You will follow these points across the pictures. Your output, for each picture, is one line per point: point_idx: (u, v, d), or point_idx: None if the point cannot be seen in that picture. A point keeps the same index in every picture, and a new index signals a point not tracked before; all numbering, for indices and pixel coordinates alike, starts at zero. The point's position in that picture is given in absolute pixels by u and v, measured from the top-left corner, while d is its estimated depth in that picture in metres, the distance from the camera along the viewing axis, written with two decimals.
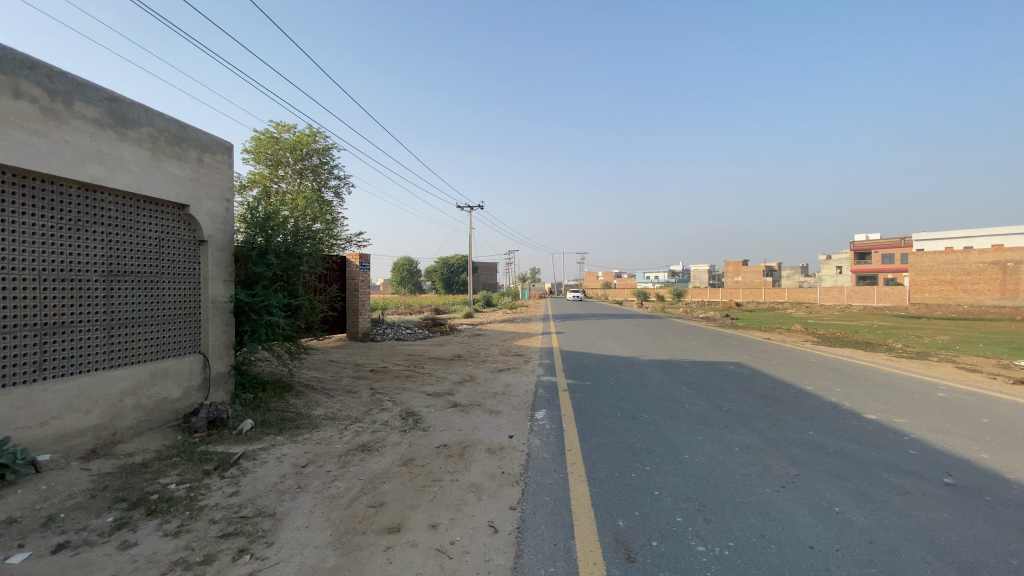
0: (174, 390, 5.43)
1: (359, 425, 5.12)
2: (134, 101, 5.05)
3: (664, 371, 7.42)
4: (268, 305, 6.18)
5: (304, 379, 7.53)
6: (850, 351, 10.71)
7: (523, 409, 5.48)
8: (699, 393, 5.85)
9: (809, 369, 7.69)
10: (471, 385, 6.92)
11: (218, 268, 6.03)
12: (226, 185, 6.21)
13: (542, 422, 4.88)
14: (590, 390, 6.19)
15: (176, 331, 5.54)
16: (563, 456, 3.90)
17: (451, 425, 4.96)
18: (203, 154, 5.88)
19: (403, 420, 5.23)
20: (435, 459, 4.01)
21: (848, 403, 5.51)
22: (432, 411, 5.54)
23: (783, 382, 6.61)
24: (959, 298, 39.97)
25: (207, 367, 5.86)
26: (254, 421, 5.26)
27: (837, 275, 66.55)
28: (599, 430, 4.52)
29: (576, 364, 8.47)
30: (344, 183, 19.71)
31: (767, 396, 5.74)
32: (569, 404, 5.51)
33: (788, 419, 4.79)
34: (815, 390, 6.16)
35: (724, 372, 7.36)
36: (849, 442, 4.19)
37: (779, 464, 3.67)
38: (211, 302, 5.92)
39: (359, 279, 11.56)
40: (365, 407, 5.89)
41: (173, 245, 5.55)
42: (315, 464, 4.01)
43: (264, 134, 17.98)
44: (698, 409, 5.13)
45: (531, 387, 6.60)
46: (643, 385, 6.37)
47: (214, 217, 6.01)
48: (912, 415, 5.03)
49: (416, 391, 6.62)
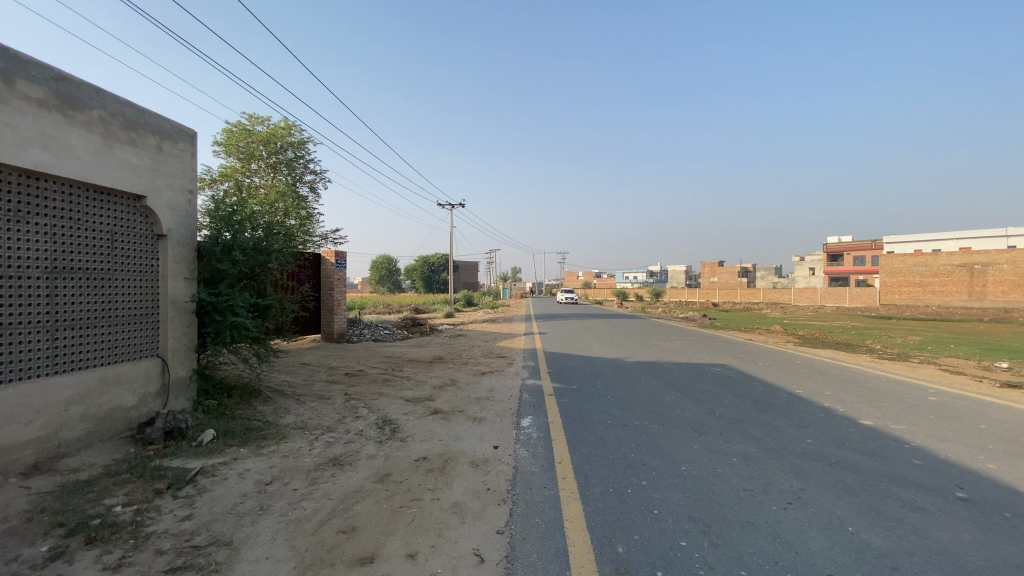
0: (128, 398, 4.97)
1: (331, 436, 4.75)
2: (84, 81, 4.58)
3: (651, 374, 7.21)
4: (232, 305, 5.75)
5: (274, 383, 7.10)
6: (833, 353, 10.69)
7: (508, 415, 5.19)
8: (689, 398, 5.64)
9: (797, 372, 7.57)
10: (452, 390, 6.60)
11: (179, 266, 5.58)
12: (189, 176, 5.75)
13: (529, 430, 4.60)
14: (577, 395, 5.93)
15: (131, 333, 5.08)
16: (553, 469, 3.61)
17: (431, 435, 4.63)
18: (162, 141, 5.41)
19: (379, 430, 4.88)
20: (413, 474, 3.69)
21: (842, 408, 5.36)
22: (411, 419, 5.21)
23: (773, 385, 6.46)
24: (927, 299, 41.12)
25: (167, 372, 5.41)
26: (216, 431, 4.85)
27: (811, 276, 67.98)
28: (589, 439, 4.25)
29: (561, 366, 8.22)
30: (320, 178, 19.12)
31: (760, 401, 5.56)
32: (556, 411, 5.24)
33: (785, 427, 4.60)
34: (806, 394, 6.02)
35: (712, 374, 7.20)
36: (851, 451, 4.00)
37: (782, 476, 3.45)
38: (170, 302, 5.47)
39: (335, 278, 11.16)
40: (339, 415, 5.52)
41: (128, 241, 5.09)
42: (280, 482, 3.64)
43: (236, 126, 17.30)
44: (691, 415, 4.91)
45: (515, 392, 6.31)
46: (632, 389, 6.14)
47: (175, 210, 5.55)
48: (909, 422, 4.90)
49: (394, 396, 6.27)
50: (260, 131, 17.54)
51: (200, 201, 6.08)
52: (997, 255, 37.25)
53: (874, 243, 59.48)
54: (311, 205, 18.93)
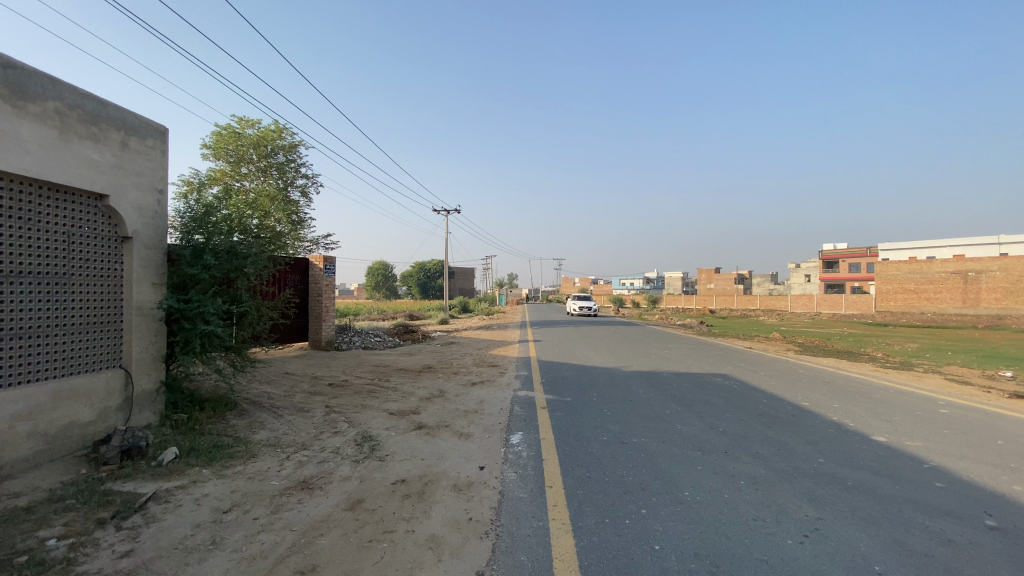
0: (85, 413, 4.60)
1: (304, 454, 4.39)
2: (36, 69, 4.23)
3: (649, 385, 6.87)
4: (203, 312, 5.38)
5: (252, 395, 6.72)
6: (835, 362, 10.39)
7: (496, 431, 4.83)
8: (690, 411, 5.31)
9: (801, 382, 7.25)
10: (439, 401, 6.24)
11: (146, 270, 5.21)
12: (159, 175, 5.41)
13: (518, 448, 4.25)
14: (571, 408, 5.58)
15: (89, 343, 4.70)
16: (542, 496, 3.26)
17: (413, 454, 4.28)
18: (128, 137, 5.07)
19: (357, 447, 4.52)
20: (388, 501, 3.33)
21: (851, 422, 5.05)
22: (393, 435, 4.84)
23: (777, 397, 6.15)
24: (923, 306, 41.04)
25: (130, 385, 5.04)
26: (180, 450, 4.48)
27: (807, 283, 67.95)
28: (583, 459, 3.91)
29: (556, 376, 7.88)
30: (311, 183, 18.79)
31: (766, 414, 5.22)
32: (548, 426, 4.89)
33: (795, 444, 4.26)
34: (813, 407, 5.69)
35: (713, 385, 6.86)
36: (867, 473, 3.66)
37: (796, 503, 3.12)
38: (135, 309, 5.10)
39: (325, 283, 10.82)
40: (316, 430, 5.15)
41: (87, 243, 4.72)
42: (239, 510, 3.28)
43: (225, 128, 16.97)
44: (692, 431, 4.57)
45: (506, 404, 5.96)
46: (630, 402, 5.79)
47: (143, 210, 5.20)
48: (924, 438, 4.58)
49: (377, 409, 5.91)
50: (250, 134, 17.21)
51: (172, 202, 5.74)
52: (990, 262, 37.20)
53: (870, 250, 59.41)
54: (302, 209, 18.56)
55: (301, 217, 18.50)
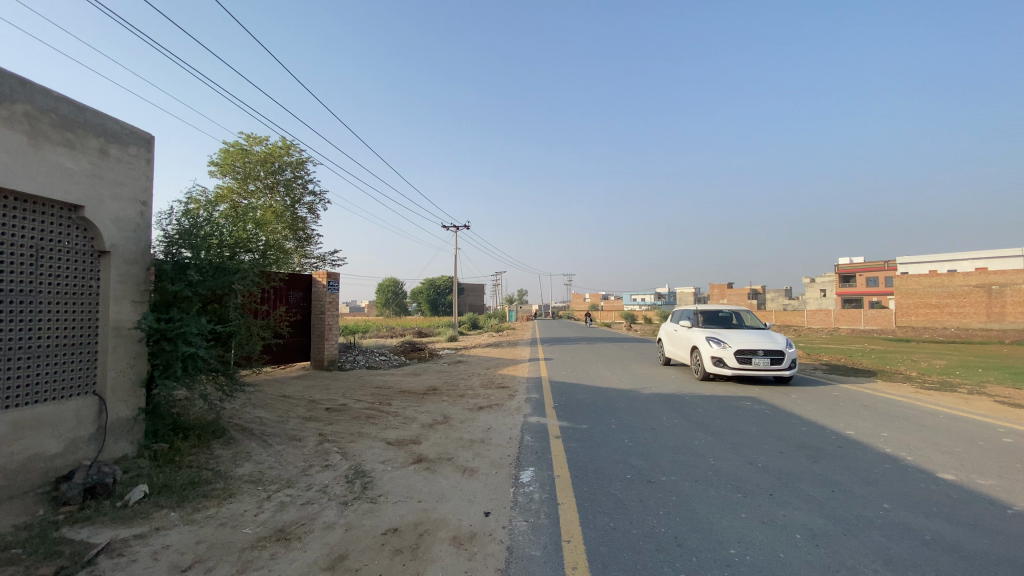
0: (51, 444, 4.14)
1: (288, 493, 3.89)
2: (4, 70, 3.90)
3: (673, 410, 6.28)
4: (185, 332, 4.93)
5: (243, 421, 6.26)
6: (868, 381, 9.71)
7: (504, 466, 4.30)
8: (722, 442, 4.74)
9: (838, 406, 6.64)
10: (443, 429, 5.71)
11: (126, 287, 4.81)
12: (142, 185, 5.05)
13: (529, 489, 3.71)
14: (588, 438, 5.03)
15: (58, 367, 4.28)
16: (559, 554, 2.73)
17: (409, 494, 3.76)
18: (109, 144, 4.73)
19: (347, 485, 4.01)
20: (376, 557, 2.81)
21: (908, 456, 4.45)
22: (389, 470, 4.33)
23: (815, 424, 5.55)
24: (946, 321, 39.80)
25: (105, 412, 4.59)
26: (151, 487, 4.00)
27: (823, 298, 66.50)
28: (606, 504, 3.36)
29: (569, 400, 7.31)
30: (319, 199, 18.57)
31: (810, 446, 4.62)
32: (562, 460, 4.34)
33: (852, 486, 3.67)
34: (860, 436, 5.09)
35: (743, 410, 6.26)
36: (946, 524, 3.08)
37: (871, 567, 2.56)
38: (112, 328, 4.68)
39: (325, 301, 10.39)
40: (306, 463, 4.66)
41: (59, 257, 4.34)
42: (201, 568, 2.78)
43: (233, 145, 16.86)
44: (728, 467, 4.00)
45: (516, 432, 5.42)
46: (653, 431, 5.23)
47: (124, 222, 4.82)
48: (996, 475, 3.98)
49: (375, 438, 5.40)
50: (257, 150, 17.06)
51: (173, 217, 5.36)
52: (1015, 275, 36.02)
53: (888, 264, 58.09)
54: (309, 226, 18.28)
55: (307, 235, 18.27)
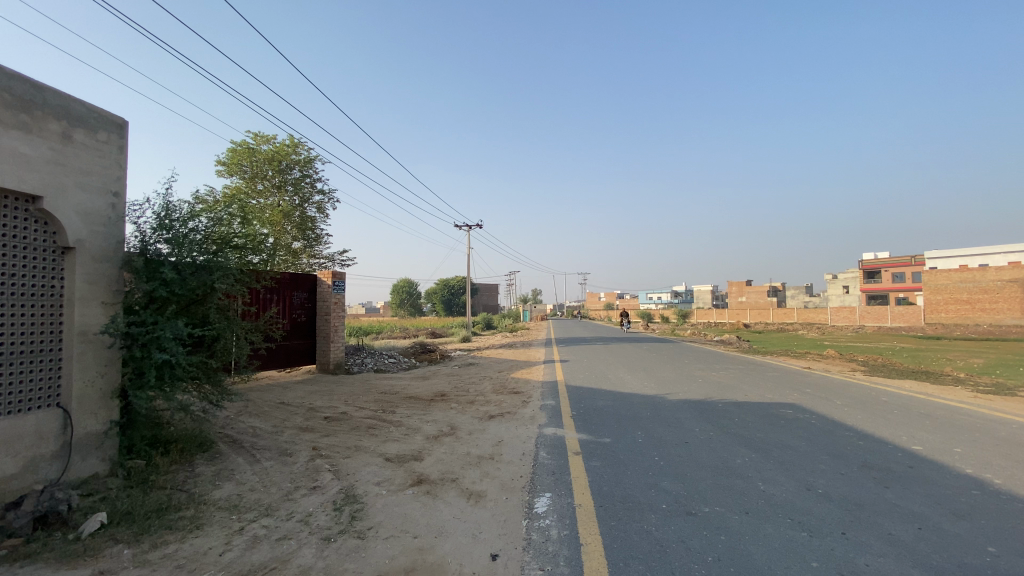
0: (5, 465, 3.65)
1: (265, 525, 3.33)
2: None
3: (705, 420, 5.62)
4: (159, 337, 4.41)
5: (234, 432, 5.77)
6: (912, 383, 8.87)
7: (517, 490, 3.70)
8: (768, 460, 4.09)
9: (891, 413, 5.90)
10: (449, 442, 5.14)
11: (94, 287, 4.31)
12: (114, 175, 4.57)
13: (546, 523, 3.10)
14: (612, 454, 4.42)
15: (13, 377, 3.78)
16: None
17: (404, 528, 3.18)
18: (73, 128, 4.25)
19: (334, 514, 3.45)
20: None
21: (994, 478, 3.75)
22: (383, 494, 3.76)
23: (871, 436, 4.85)
24: (977, 317, 38.11)
25: (70, 427, 4.09)
26: (112, 516, 3.48)
27: (845, 294, 64.55)
28: (640, 547, 2.74)
29: (588, 407, 6.69)
30: (327, 198, 18.16)
31: (875, 467, 3.94)
32: (584, 484, 3.73)
33: (941, 523, 2.99)
34: (928, 452, 4.38)
35: (784, 420, 5.57)
36: None
37: None
38: (78, 333, 4.18)
39: (332, 301, 9.92)
40: (292, 484, 4.11)
41: (14, 253, 3.86)
42: None
43: (241, 144, 16.55)
44: (783, 495, 3.35)
45: (529, 447, 4.82)
46: (686, 445, 4.59)
47: (92, 215, 4.34)
48: None
49: (373, 454, 4.84)
50: (265, 149, 16.71)
51: (163, 208, 4.89)
52: None
53: (915, 259, 56.10)
54: (318, 226, 17.85)
55: (316, 235, 17.86)
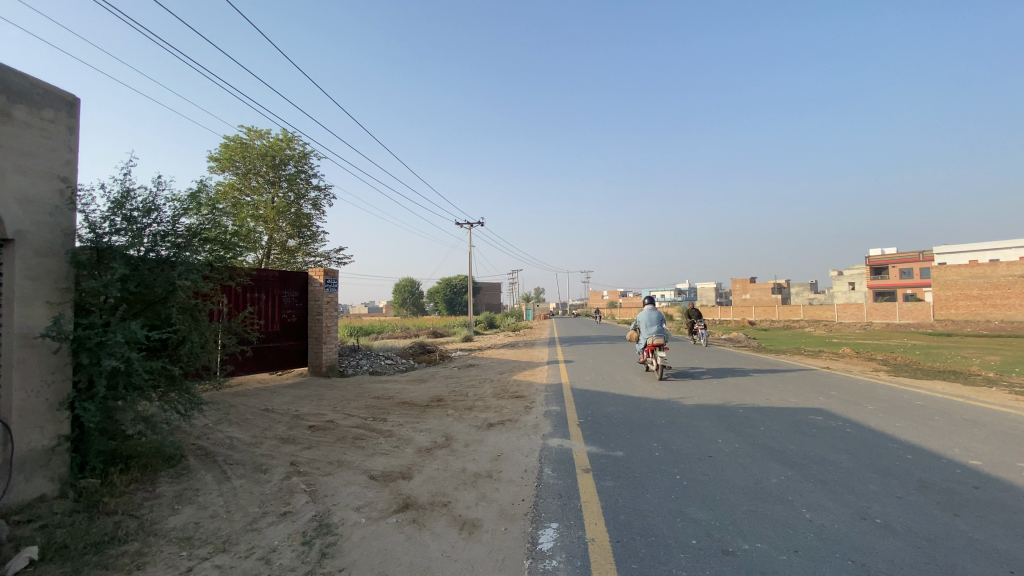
0: None
1: (218, 564, 2.80)
2: None
3: (728, 429, 5.05)
4: (108, 340, 3.88)
5: (207, 444, 5.25)
6: (942, 384, 8.24)
7: (518, 519, 3.16)
8: (809, 480, 3.53)
9: (932, 420, 5.32)
10: (442, 456, 4.61)
11: (37, 285, 3.79)
12: (64, 158, 4.05)
13: (553, 566, 2.56)
14: (627, 472, 3.87)
15: None
16: None
17: (381, 569, 2.64)
18: (13, 104, 3.73)
19: (301, 550, 2.92)
20: None
21: None
22: (362, 523, 3.23)
23: (919, 449, 4.29)
24: (989, 313, 37.32)
25: (10, 444, 3.55)
26: (42, 552, 2.95)
27: (851, 290, 63.76)
28: None
29: (596, 414, 6.13)
30: (324, 194, 17.61)
31: (936, 488, 3.37)
32: (596, 511, 3.18)
33: None
34: (990, 468, 3.82)
35: (816, 429, 4.98)
36: None
37: None
38: (17, 337, 3.64)
39: (324, 300, 9.42)
40: (260, 509, 3.58)
41: None
42: None
43: (233, 139, 16.04)
44: (836, 528, 2.80)
45: (533, 463, 4.27)
46: (710, 461, 4.04)
47: (34, 203, 3.81)
48: None
49: (356, 471, 4.30)
50: (258, 144, 16.19)
51: (120, 197, 4.34)
52: None
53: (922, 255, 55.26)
54: (314, 223, 17.31)
55: (312, 233, 17.32)
